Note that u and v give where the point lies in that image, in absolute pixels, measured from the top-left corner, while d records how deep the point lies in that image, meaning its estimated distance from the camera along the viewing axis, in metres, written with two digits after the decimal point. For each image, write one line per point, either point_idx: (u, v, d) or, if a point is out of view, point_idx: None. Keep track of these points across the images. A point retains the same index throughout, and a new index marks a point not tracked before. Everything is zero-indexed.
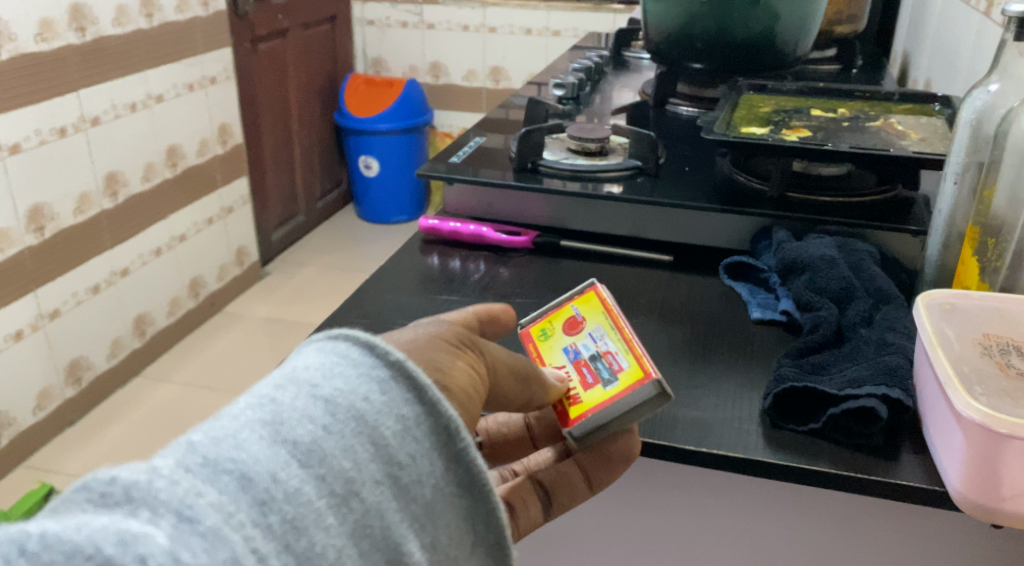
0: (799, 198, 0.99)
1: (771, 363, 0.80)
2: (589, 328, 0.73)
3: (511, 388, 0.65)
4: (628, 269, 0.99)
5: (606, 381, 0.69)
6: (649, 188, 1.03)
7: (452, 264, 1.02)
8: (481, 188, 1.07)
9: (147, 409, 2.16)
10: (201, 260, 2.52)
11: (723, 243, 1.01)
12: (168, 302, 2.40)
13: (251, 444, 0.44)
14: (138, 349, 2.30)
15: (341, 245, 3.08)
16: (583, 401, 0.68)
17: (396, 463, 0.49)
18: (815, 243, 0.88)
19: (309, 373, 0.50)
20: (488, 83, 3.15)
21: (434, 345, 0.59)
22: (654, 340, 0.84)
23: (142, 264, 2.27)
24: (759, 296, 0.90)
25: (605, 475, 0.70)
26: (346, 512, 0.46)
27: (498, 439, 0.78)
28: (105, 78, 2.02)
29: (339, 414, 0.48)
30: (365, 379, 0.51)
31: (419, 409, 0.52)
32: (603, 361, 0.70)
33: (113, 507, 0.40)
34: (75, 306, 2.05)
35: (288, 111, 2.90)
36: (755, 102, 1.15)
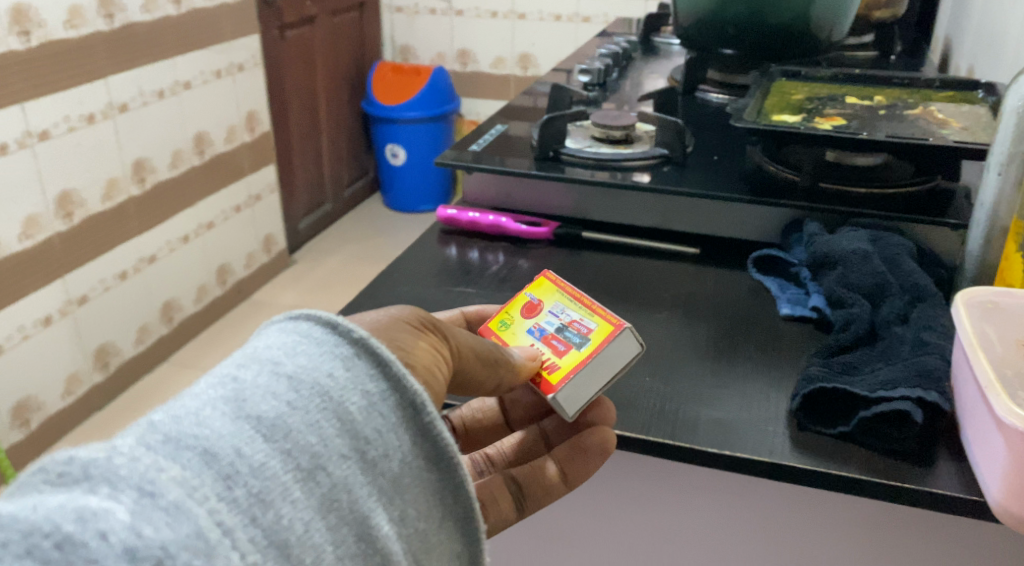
0: (830, 189, 0.95)
1: (801, 361, 0.76)
2: (548, 307, 0.76)
3: (477, 371, 0.65)
4: (652, 262, 0.96)
5: (579, 343, 0.70)
6: (674, 178, 0.99)
7: (470, 256, 1.00)
8: (501, 177, 1.04)
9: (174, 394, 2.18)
10: (229, 247, 2.53)
11: (752, 236, 0.97)
12: (195, 290, 2.41)
13: (213, 421, 0.45)
14: (166, 334, 2.32)
15: (367, 233, 3.08)
16: (560, 367, 0.69)
17: (362, 437, 0.50)
18: (848, 236, 0.84)
19: (272, 353, 0.51)
20: (517, 70, 3.12)
21: (396, 325, 0.60)
22: (677, 339, 0.81)
23: (170, 251, 2.28)
24: (789, 291, 0.87)
25: (582, 470, 0.70)
26: (313, 485, 0.46)
27: (474, 424, 0.82)
28: (135, 65, 2.03)
29: (303, 391, 0.49)
30: (329, 356, 0.52)
31: (383, 384, 0.52)
32: (570, 329, 0.73)
33: (73, 484, 0.41)
34: (104, 292, 2.06)
35: (316, 99, 2.89)
36: (788, 89, 1.11)
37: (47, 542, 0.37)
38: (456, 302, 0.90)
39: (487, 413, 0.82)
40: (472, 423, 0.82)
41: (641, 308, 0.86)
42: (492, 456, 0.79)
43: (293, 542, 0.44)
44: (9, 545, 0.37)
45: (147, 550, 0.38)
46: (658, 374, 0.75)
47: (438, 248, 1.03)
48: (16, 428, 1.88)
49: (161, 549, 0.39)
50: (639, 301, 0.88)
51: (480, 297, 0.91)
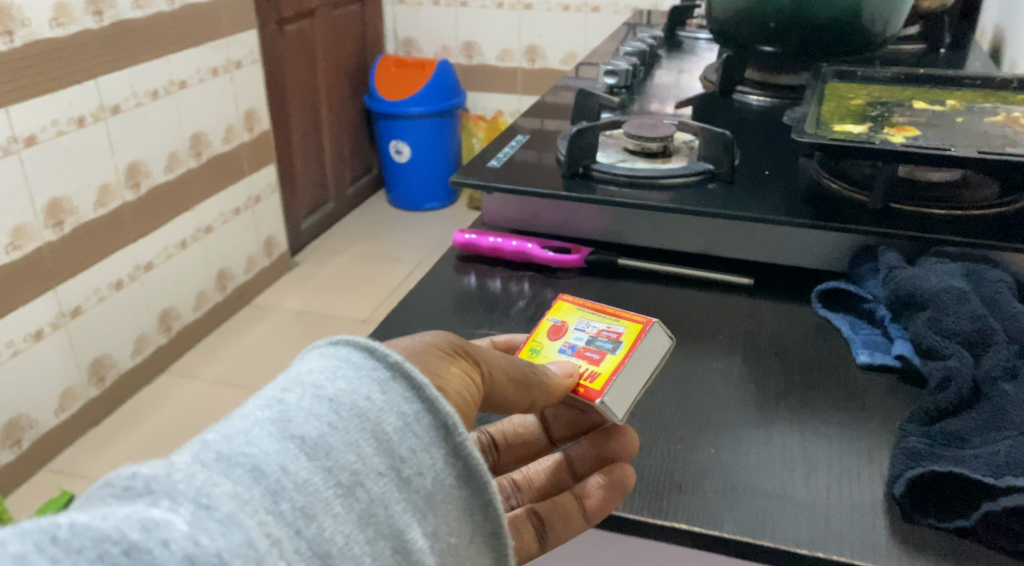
0: (904, 210, 0.83)
1: (890, 425, 0.65)
2: (572, 323, 0.70)
3: (510, 394, 0.61)
4: (701, 295, 0.85)
5: (613, 347, 0.65)
6: (722, 198, 0.87)
7: (492, 286, 0.89)
8: (524, 197, 0.93)
9: (174, 407, 2.07)
10: (229, 251, 2.41)
11: (814, 263, 0.85)
12: (194, 296, 2.30)
13: (260, 440, 0.45)
14: (164, 344, 2.21)
15: (372, 233, 2.97)
16: (600, 373, 0.64)
17: (398, 456, 0.49)
18: (936, 270, 0.72)
19: (314, 375, 0.50)
20: (524, 63, 2.99)
21: (428, 351, 0.57)
22: (742, 397, 0.69)
23: (167, 257, 2.16)
24: (863, 333, 0.76)
25: (602, 503, 0.58)
26: (352, 501, 0.46)
27: (513, 439, 0.72)
28: (127, 63, 1.91)
29: (343, 412, 0.48)
30: (366, 379, 0.50)
31: (418, 406, 0.51)
32: (600, 338, 0.67)
33: (140, 496, 0.41)
34: (98, 302, 1.95)
35: (317, 95, 2.77)
36: (845, 93, 0.99)
37: (116, 549, 0.38)
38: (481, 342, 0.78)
39: (527, 428, 0.73)
40: (511, 439, 0.72)
41: (695, 356, 0.74)
42: (517, 479, 0.69)
43: (334, 554, 0.44)
44: (83, 551, 0.37)
45: (205, 556, 0.39)
46: (722, 445, 0.63)
47: (457, 275, 0.92)
48: (7, 448, 1.77)
49: (217, 557, 0.39)
50: (690, 345, 0.76)
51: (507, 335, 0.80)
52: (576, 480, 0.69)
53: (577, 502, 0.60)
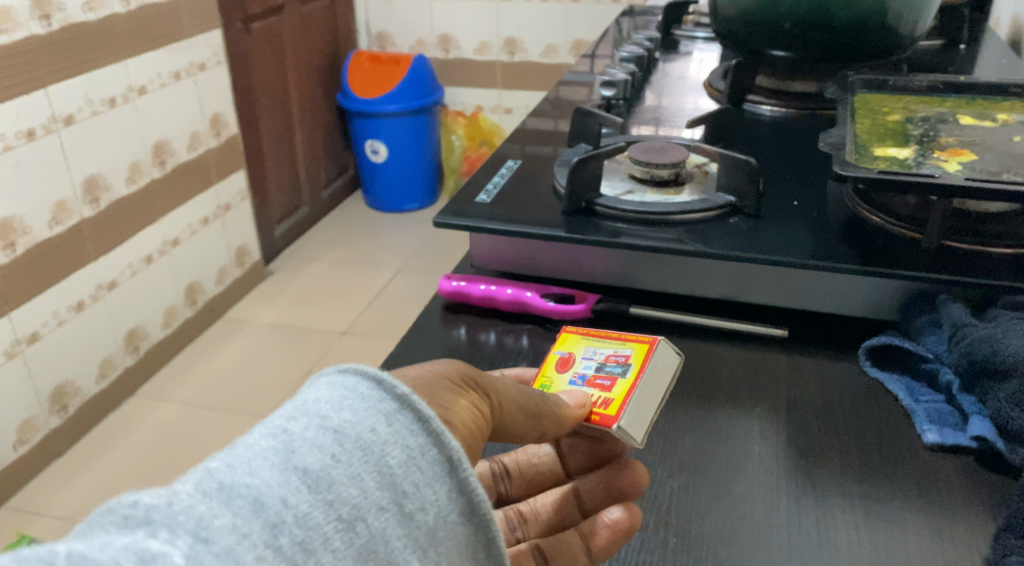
0: (960, 248, 0.72)
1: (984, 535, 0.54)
2: (579, 354, 0.66)
3: (520, 423, 0.58)
4: (729, 351, 0.73)
5: (623, 371, 0.62)
6: (748, 237, 0.76)
7: (484, 338, 0.77)
8: (520, 238, 0.81)
9: (144, 434, 1.93)
10: (199, 264, 2.25)
11: (855, 310, 0.74)
12: (162, 314, 2.14)
13: (263, 471, 0.41)
14: (133, 366, 2.05)
15: (351, 237, 2.82)
16: (613, 399, 0.60)
17: (403, 490, 0.45)
18: (1015, 328, 0.61)
19: (320, 404, 0.46)
20: (503, 56, 2.85)
21: (437, 383, 0.53)
22: (798, 504, 0.57)
23: (132, 274, 2.00)
24: (924, 399, 0.65)
25: (606, 546, 0.55)
26: (350, 536, 0.42)
27: (528, 469, 0.68)
28: (81, 70, 1.75)
29: (347, 444, 0.44)
30: (374, 410, 0.46)
31: (425, 438, 0.47)
32: (608, 363, 0.64)
33: (142, 525, 0.38)
34: (57, 327, 1.80)
35: (287, 95, 2.62)
36: (879, 106, 0.87)
37: None
38: None
39: (542, 459, 0.69)
40: (524, 468, 0.68)
41: (733, 443, 0.63)
42: (523, 511, 0.65)
43: None
44: None
45: None
46: None
47: (447, 324, 0.80)
48: None
49: None
50: (725, 426, 0.64)
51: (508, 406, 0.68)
52: (583, 515, 0.64)
53: (581, 540, 0.57)
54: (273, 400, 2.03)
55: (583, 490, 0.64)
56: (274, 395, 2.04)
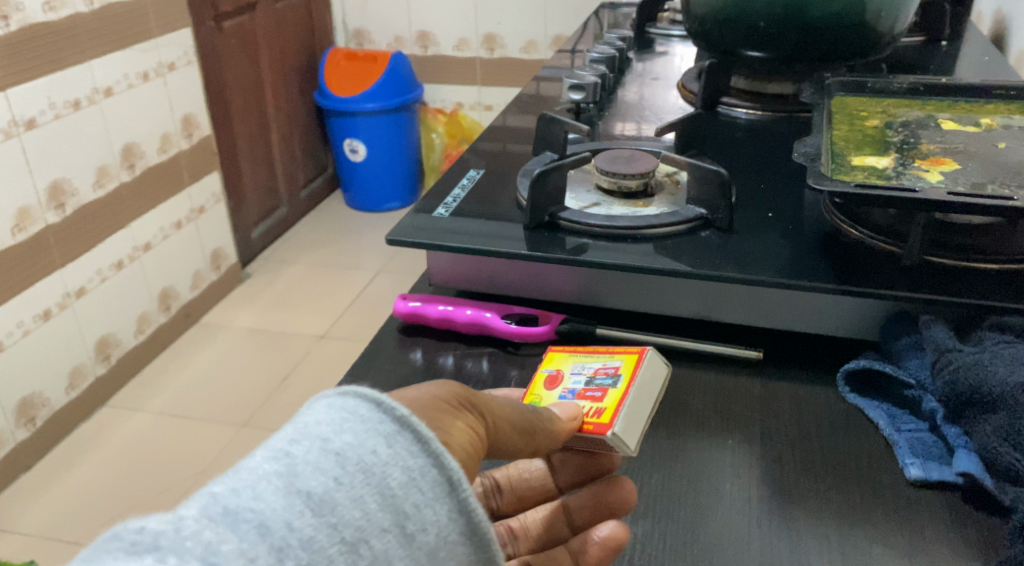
0: (943, 263, 0.68)
1: None
2: (568, 371, 0.62)
3: (515, 444, 0.53)
4: (701, 375, 0.68)
5: (613, 382, 0.58)
6: (719, 253, 0.72)
7: (442, 362, 0.72)
8: (479, 255, 0.76)
9: (117, 444, 1.76)
10: (174, 267, 2.06)
11: (833, 330, 0.70)
12: (134, 320, 1.94)
13: (264, 494, 0.39)
14: (105, 375, 1.87)
15: (329, 237, 2.67)
16: (605, 408, 0.56)
17: (404, 512, 0.41)
18: (1003, 356, 0.57)
19: (319, 424, 0.42)
20: (483, 52, 2.75)
21: (433, 405, 0.48)
22: (772, 554, 0.53)
23: (102, 281, 1.82)
24: (905, 427, 0.60)
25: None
26: (353, 558, 0.38)
27: (519, 485, 0.64)
28: (41, 72, 1.59)
29: (348, 465, 0.41)
30: (372, 430, 0.42)
31: (424, 457, 0.43)
32: (598, 377, 0.60)
33: (149, 553, 0.35)
34: (21, 338, 1.63)
35: (262, 95, 2.45)
36: (858, 110, 0.83)
37: None
38: None
39: (533, 474, 0.64)
40: (515, 483, 0.64)
41: (702, 480, 0.58)
42: (514, 527, 0.63)
43: None
44: None
45: None
46: None
47: (404, 347, 0.74)
48: None
49: None
50: (694, 460, 0.60)
51: None
52: (573, 532, 0.61)
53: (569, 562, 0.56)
54: (255, 404, 1.87)
55: (572, 507, 0.61)
56: (256, 402, 1.87)
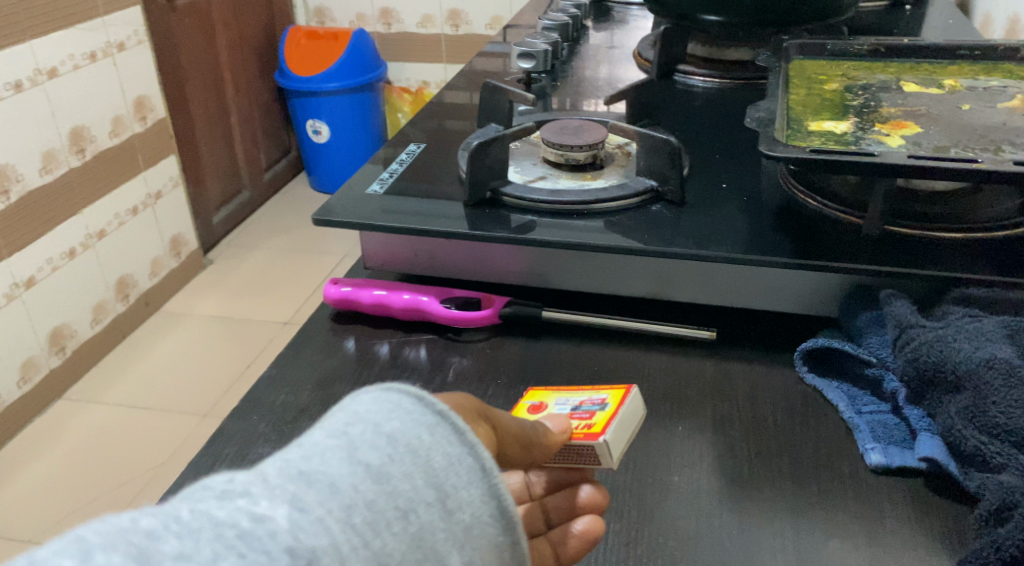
0: (906, 234, 0.63)
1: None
2: (552, 402, 0.54)
3: (514, 459, 0.48)
4: (651, 359, 0.64)
5: (601, 404, 0.51)
6: (672, 229, 0.67)
7: (378, 350, 0.66)
8: (416, 236, 0.71)
9: (72, 441, 1.55)
10: (134, 253, 1.82)
11: (790, 308, 0.66)
12: (90, 310, 1.71)
13: (320, 461, 0.36)
14: (60, 369, 1.65)
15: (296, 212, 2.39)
16: (595, 422, 0.49)
17: (445, 490, 0.38)
18: (969, 331, 0.53)
19: (366, 409, 0.39)
20: (448, 29, 2.41)
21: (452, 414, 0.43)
22: (723, 551, 0.49)
23: (53, 271, 1.59)
24: (865, 408, 0.57)
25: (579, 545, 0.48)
26: (404, 525, 0.35)
27: None
28: None
29: (396, 445, 0.38)
30: (417, 419, 0.39)
31: (462, 446, 0.40)
32: (583, 403, 0.52)
33: (242, 496, 0.33)
34: None
35: (220, 73, 2.14)
36: (817, 74, 0.78)
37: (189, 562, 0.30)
38: None
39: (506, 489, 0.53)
40: None
41: (648, 472, 0.54)
42: None
43: None
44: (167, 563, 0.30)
45: None
46: None
47: (337, 334, 0.68)
48: None
49: None
50: (641, 451, 0.56)
51: None
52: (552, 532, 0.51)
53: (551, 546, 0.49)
54: (226, 390, 1.66)
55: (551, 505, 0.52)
56: (229, 387, 1.67)
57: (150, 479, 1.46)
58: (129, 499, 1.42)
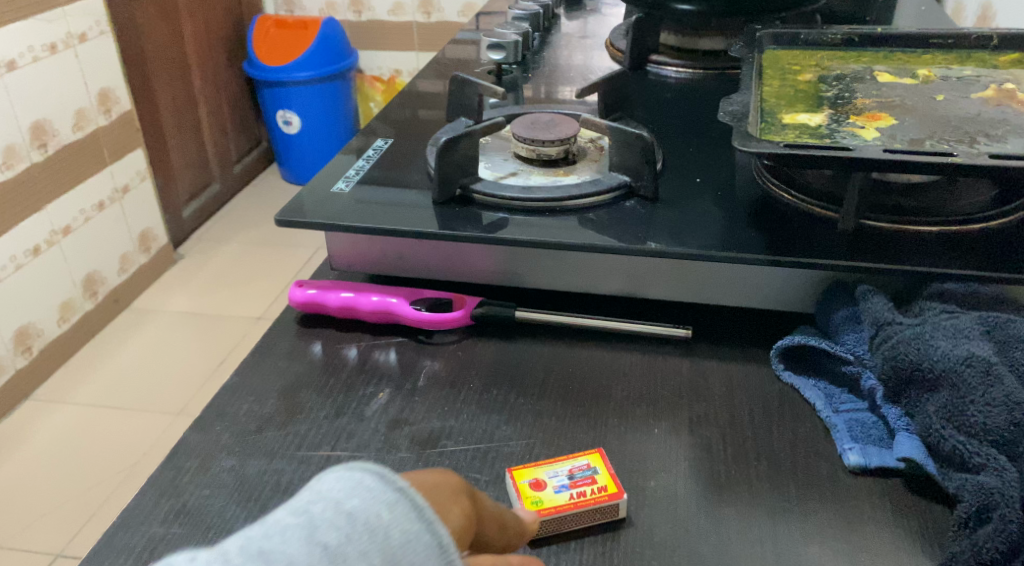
0: (882, 229, 0.63)
1: None
2: (544, 477, 0.51)
3: (492, 543, 0.45)
4: (627, 359, 0.62)
5: (585, 468, 0.52)
6: (647, 225, 0.66)
7: (346, 353, 0.64)
8: (383, 236, 0.69)
9: (39, 442, 1.51)
10: (101, 250, 1.78)
11: (766, 304, 0.65)
12: (56, 308, 1.66)
13: (266, 549, 0.33)
14: (26, 369, 1.60)
15: (267, 205, 2.35)
16: (604, 485, 0.50)
17: None
18: (947, 329, 0.52)
19: (327, 483, 0.35)
20: (419, 17, 2.36)
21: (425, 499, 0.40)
22: (701, 558, 0.48)
23: (16, 269, 1.54)
24: (843, 407, 0.56)
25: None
26: None
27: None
28: None
29: (350, 529, 0.34)
30: (377, 495, 0.35)
31: (425, 525, 0.35)
32: (566, 473, 0.51)
33: None
34: None
35: (187, 64, 2.08)
36: (790, 65, 0.77)
37: None
38: (328, 464, 0.54)
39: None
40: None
41: (623, 477, 0.53)
42: None
43: None
44: None
45: None
46: None
47: (303, 338, 0.66)
48: None
49: None
50: (618, 455, 0.54)
51: (366, 445, 0.56)
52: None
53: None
54: (198, 389, 1.62)
55: None
56: (200, 385, 1.63)
57: (122, 480, 1.43)
58: (100, 502, 1.39)
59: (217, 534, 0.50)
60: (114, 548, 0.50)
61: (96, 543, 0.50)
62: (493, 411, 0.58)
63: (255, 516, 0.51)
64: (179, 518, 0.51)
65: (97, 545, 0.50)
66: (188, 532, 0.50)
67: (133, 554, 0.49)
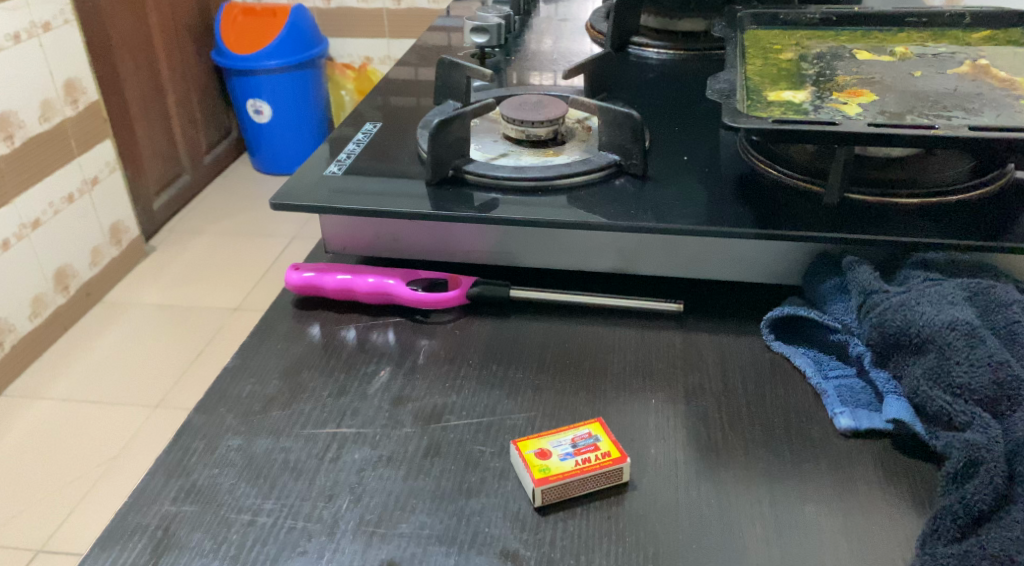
0: (867, 202, 0.65)
1: (913, 538, 0.48)
2: (549, 448, 0.52)
3: None
4: (621, 333, 0.64)
5: (590, 438, 0.53)
6: (637, 202, 0.67)
7: (344, 334, 0.65)
8: (377, 217, 0.69)
9: (12, 439, 1.49)
10: (72, 243, 1.75)
11: (755, 278, 0.66)
12: (29, 302, 1.64)
13: None
14: None
15: (240, 194, 2.33)
16: (608, 451, 0.52)
17: None
18: (931, 294, 0.55)
19: None
20: (389, 3, 2.34)
21: None
22: (702, 524, 0.50)
23: None
24: (833, 373, 0.58)
25: None
26: None
27: None
28: None
29: None
30: None
31: None
32: (573, 442, 0.53)
33: None
34: None
35: (153, 52, 2.06)
36: (771, 44, 0.79)
37: None
38: (335, 440, 0.55)
39: None
40: None
41: (624, 446, 0.55)
42: None
43: None
44: None
45: None
46: None
47: (301, 321, 0.67)
48: None
49: None
50: (617, 425, 0.56)
51: (371, 422, 0.56)
52: None
53: None
54: (175, 382, 1.61)
55: None
56: (178, 378, 1.62)
57: (101, 474, 1.42)
58: (80, 496, 1.38)
59: (225, 516, 0.50)
60: (127, 528, 0.50)
61: (109, 523, 0.50)
62: (494, 385, 0.59)
63: (262, 498, 0.51)
64: (190, 497, 0.52)
65: (103, 530, 0.50)
66: (199, 510, 0.51)
67: (146, 532, 0.50)
